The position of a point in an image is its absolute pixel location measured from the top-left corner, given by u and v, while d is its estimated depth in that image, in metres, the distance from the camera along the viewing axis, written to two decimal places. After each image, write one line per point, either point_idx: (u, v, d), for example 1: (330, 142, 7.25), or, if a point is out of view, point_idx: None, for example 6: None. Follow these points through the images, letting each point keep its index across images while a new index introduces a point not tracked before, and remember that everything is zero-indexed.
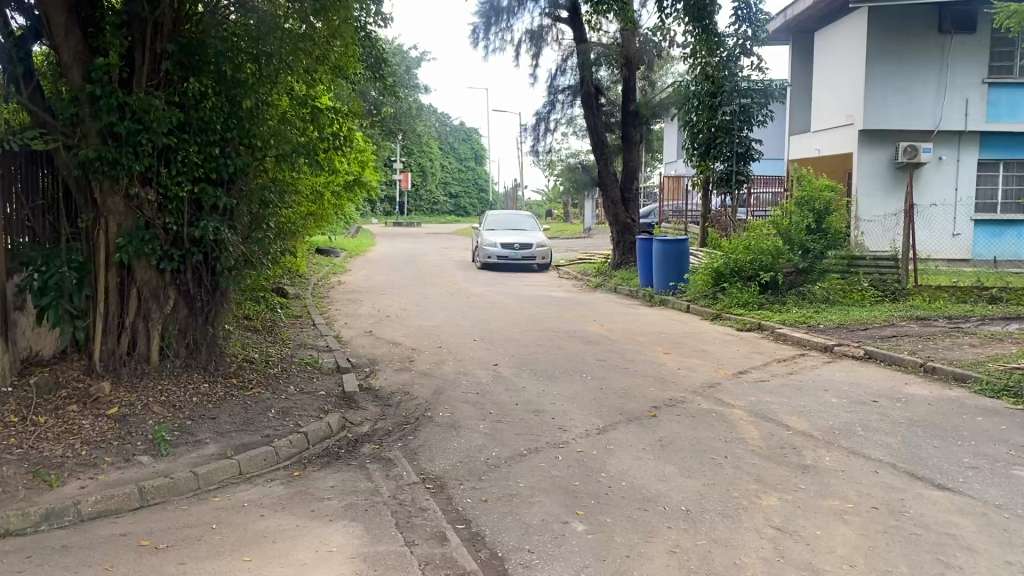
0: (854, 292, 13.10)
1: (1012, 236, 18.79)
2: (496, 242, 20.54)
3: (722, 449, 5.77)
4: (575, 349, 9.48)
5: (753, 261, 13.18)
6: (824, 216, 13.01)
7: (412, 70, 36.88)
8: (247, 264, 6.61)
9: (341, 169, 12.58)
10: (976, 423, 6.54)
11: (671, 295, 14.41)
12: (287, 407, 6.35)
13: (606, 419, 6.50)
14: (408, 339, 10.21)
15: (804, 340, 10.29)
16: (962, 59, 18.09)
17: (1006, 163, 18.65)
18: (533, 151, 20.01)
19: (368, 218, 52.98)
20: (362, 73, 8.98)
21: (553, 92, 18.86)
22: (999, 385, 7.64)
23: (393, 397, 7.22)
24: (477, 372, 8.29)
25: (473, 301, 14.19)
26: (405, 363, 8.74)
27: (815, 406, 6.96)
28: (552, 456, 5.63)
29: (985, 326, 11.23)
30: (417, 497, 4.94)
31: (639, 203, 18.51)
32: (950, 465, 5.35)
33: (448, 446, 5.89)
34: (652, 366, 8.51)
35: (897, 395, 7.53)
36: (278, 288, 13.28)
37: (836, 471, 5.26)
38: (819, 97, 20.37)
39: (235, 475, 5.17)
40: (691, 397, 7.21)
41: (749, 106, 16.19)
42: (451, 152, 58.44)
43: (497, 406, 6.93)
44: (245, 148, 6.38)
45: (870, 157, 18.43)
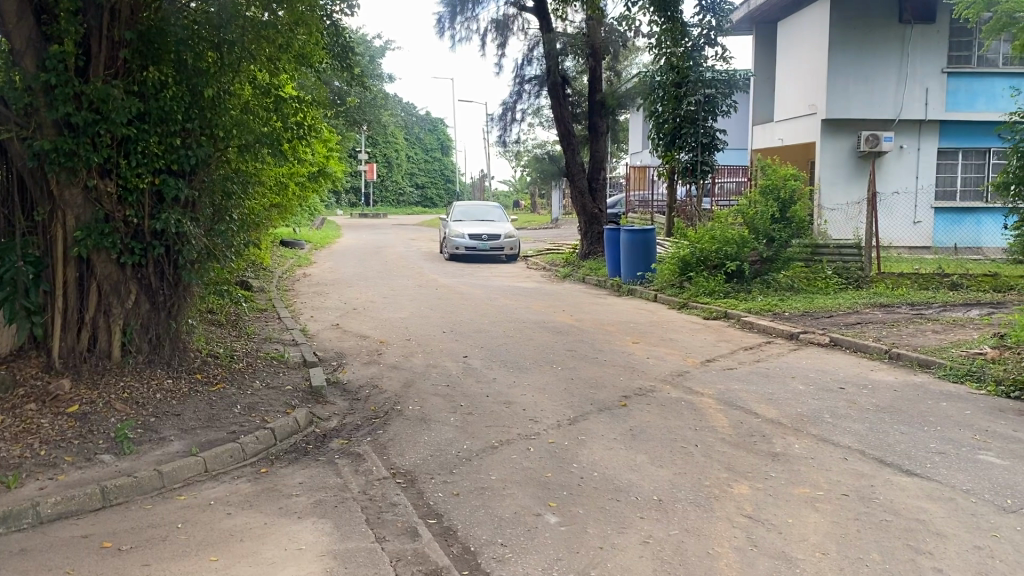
0: (818, 280, 13.18)
1: (971, 223, 19.09)
2: (464, 233, 20.42)
3: (692, 437, 5.77)
4: (544, 339, 9.46)
5: (718, 250, 13.22)
6: (789, 206, 13.19)
7: (376, 60, 36.58)
8: (210, 257, 6.50)
9: (305, 160, 12.41)
10: (942, 408, 6.63)
11: (639, 285, 14.42)
12: (253, 402, 6.25)
13: (577, 409, 6.48)
14: (376, 332, 10.12)
15: (770, 327, 10.37)
16: (923, 49, 18.30)
17: (965, 151, 18.92)
18: (500, 141, 19.91)
19: (333, 209, 52.54)
20: (327, 63, 8.81)
21: (519, 82, 18.78)
22: (963, 370, 7.76)
23: (362, 391, 7.14)
24: (446, 364, 8.23)
25: (441, 292, 14.11)
26: (373, 356, 8.65)
27: (784, 393, 7.00)
28: (523, 448, 5.59)
29: (947, 312, 11.41)
30: (387, 492, 4.88)
31: (606, 193, 18.47)
32: (918, 450, 5.41)
33: (418, 440, 5.83)
34: (622, 355, 8.51)
35: (863, 382, 7.61)
36: (242, 281, 13.08)
37: (806, 458, 5.29)
38: (782, 87, 20.53)
39: (201, 472, 5.07)
40: (661, 386, 7.23)
41: (713, 96, 16.31)
42: (416, 142, 58.15)
43: (467, 398, 6.88)
44: (207, 138, 6.24)
45: (832, 145, 18.63)
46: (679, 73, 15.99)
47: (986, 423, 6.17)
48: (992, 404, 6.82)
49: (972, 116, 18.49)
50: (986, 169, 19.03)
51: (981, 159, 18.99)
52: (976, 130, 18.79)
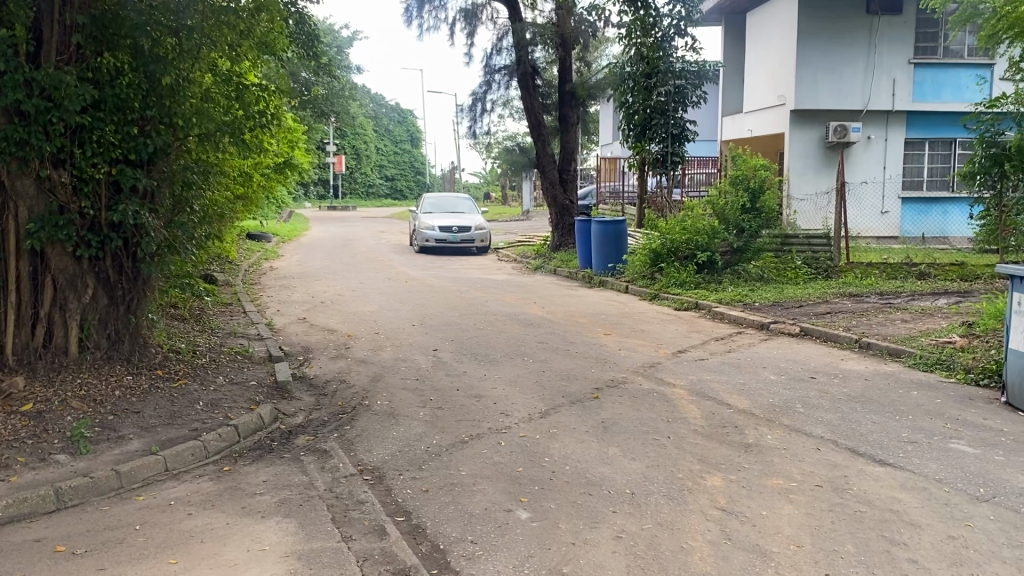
0: (788, 270, 13.21)
1: (937, 213, 19.31)
2: (434, 225, 20.27)
3: (664, 429, 5.71)
4: (515, 331, 9.36)
5: (689, 241, 13.20)
6: (758, 195, 13.18)
7: (344, 50, 36.24)
8: (170, 249, 6.33)
9: (270, 150, 12.19)
10: (912, 397, 6.63)
11: (610, 276, 14.38)
12: (216, 399, 6.09)
13: (548, 402, 6.40)
14: (344, 325, 9.96)
15: (741, 318, 10.37)
16: (890, 40, 18.42)
17: (931, 141, 19.11)
18: (470, 132, 19.75)
19: (301, 202, 52.09)
20: (292, 51, 8.61)
21: (489, 72, 18.64)
22: (932, 358, 7.78)
23: (329, 386, 7.01)
24: (415, 357, 8.10)
25: (411, 285, 13.98)
26: (341, 350, 8.51)
27: (755, 384, 6.96)
28: (494, 442, 5.49)
29: (915, 301, 11.47)
30: (354, 489, 4.76)
31: (577, 184, 18.40)
32: (890, 440, 5.38)
33: (386, 435, 5.71)
34: (594, 347, 8.44)
35: (834, 371, 7.60)
36: (207, 275, 12.85)
37: (778, 449, 5.24)
38: (751, 78, 20.58)
39: (161, 472, 4.92)
40: (632, 377, 7.16)
41: (683, 87, 16.35)
42: (386, 134, 57.81)
43: (436, 392, 6.77)
44: (165, 127, 6.06)
45: (801, 136, 18.72)
46: (650, 63, 16.35)
47: (956, 412, 6.17)
48: (963, 393, 6.83)
49: (938, 107, 18.66)
50: (951, 160, 19.25)
51: (946, 150, 19.19)
52: (942, 120, 18.98)
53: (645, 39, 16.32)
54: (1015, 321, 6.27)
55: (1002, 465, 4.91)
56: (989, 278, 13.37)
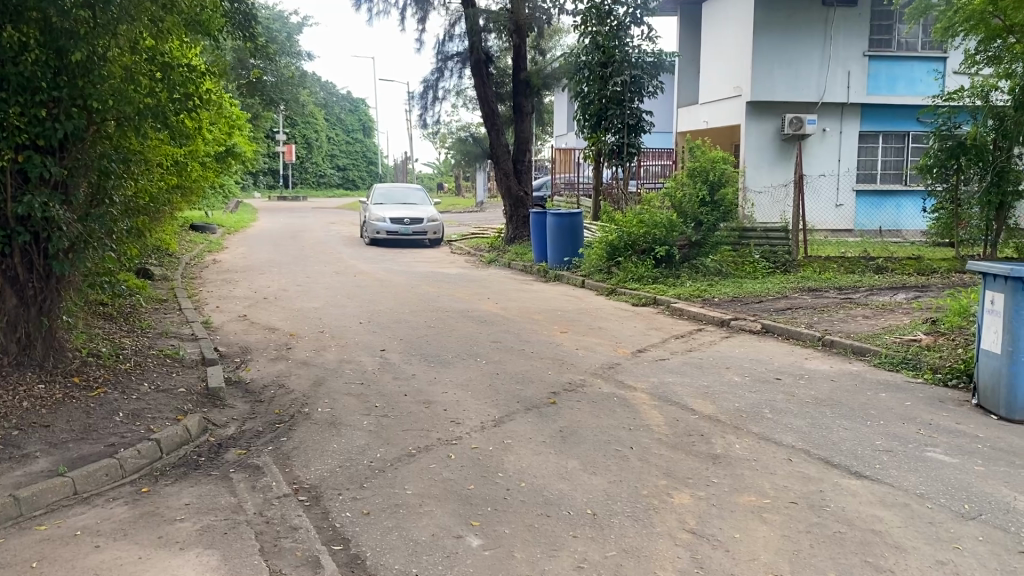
0: (746, 264, 12.99)
1: (891, 206, 19.35)
2: (385, 217, 19.68)
3: (626, 439, 5.33)
4: (467, 329, 8.93)
5: (646, 234, 12.86)
6: (717, 188, 12.91)
7: (292, 37, 35.29)
8: (87, 244, 5.78)
9: (206, 137, 11.54)
10: (882, 400, 6.35)
11: (566, 270, 14.01)
12: (139, 408, 5.56)
13: (502, 408, 5.98)
14: (287, 324, 9.43)
15: (699, 314, 10.06)
16: (845, 32, 18.30)
17: (885, 134, 19.11)
18: (421, 121, 19.21)
19: (250, 191, 50.88)
20: (228, 30, 8.04)
21: (442, 59, 18.10)
22: (898, 357, 7.55)
23: (266, 392, 6.53)
24: (361, 359, 7.63)
25: (360, 280, 13.45)
26: (281, 351, 8.01)
27: (720, 386, 6.62)
28: (443, 455, 5.06)
29: (874, 296, 11.30)
30: (287, 513, 4.29)
31: (532, 175, 18.00)
32: (865, 449, 5.07)
33: (325, 448, 5.25)
34: (550, 347, 8.04)
35: (799, 372, 7.30)
36: (142, 270, 12.19)
37: (748, 461, 4.90)
38: (707, 68, 20.37)
39: (68, 496, 4.40)
40: (591, 380, 6.78)
41: (639, 77, 16.04)
42: (337, 123, 56.81)
43: (382, 398, 6.32)
44: (79, 110, 5.54)
45: (757, 128, 18.56)
46: (605, 52, 16.00)
47: (928, 416, 5.90)
48: (932, 395, 6.57)
49: (892, 100, 18.61)
50: (904, 153, 19.29)
51: (899, 143, 19.24)
52: (896, 114, 18.96)
53: (600, 28, 15.92)
54: (988, 321, 6.03)
55: (983, 477, 4.61)
56: (946, 272, 13.30)
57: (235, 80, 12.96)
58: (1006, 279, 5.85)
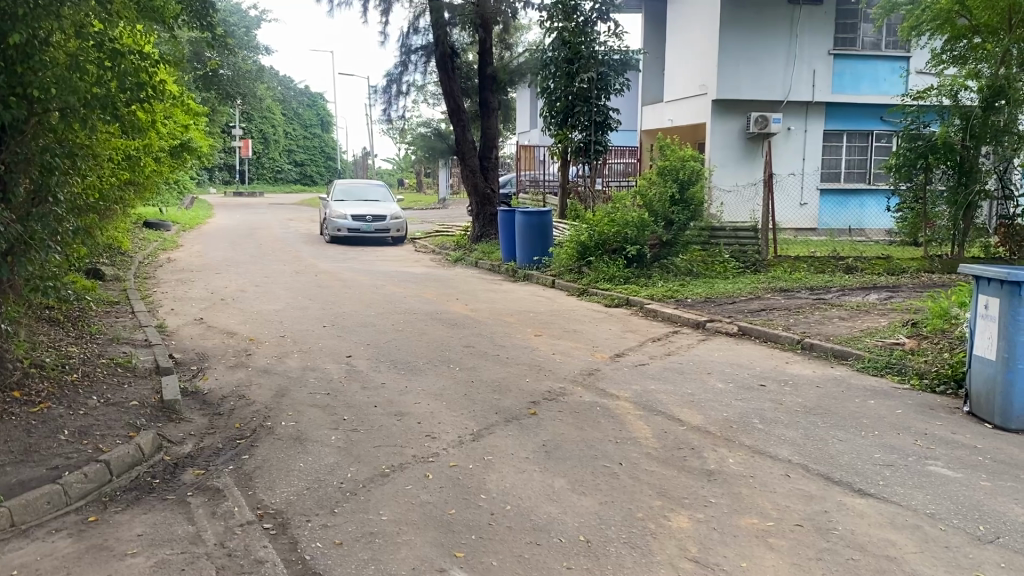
0: (716, 263, 12.81)
1: (855, 205, 19.36)
2: (346, 214, 19.19)
3: (614, 454, 5.01)
4: (437, 333, 8.56)
5: (618, 233, 12.59)
6: (687, 187, 12.53)
7: (251, 30, 34.33)
8: (28, 246, 5.33)
9: (159, 130, 10.99)
10: (873, 408, 6.13)
11: (536, 270, 13.71)
12: (86, 426, 5.11)
13: (479, 421, 5.64)
14: (246, 328, 8.97)
15: (674, 316, 9.81)
16: (810, 31, 18.25)
17: (849, 133, 19.09)
18: (384, 115, 18.73)
19: (205, 187, 49.76)
20: (184, 16, 7.57)
21: (405, 52, 17.64)
22: (882, 361, 7.35)
23: (225, 405, 6.12)
24: (327, 366, 7.24)
25: (321, 279, 12.98)
26: (241, 358, 7.59)
27: (705, 393, 6.34)
28: (419, 475, 4.70)
29: (847, 297, 11.16)
30: (251, 544, 3.91)
31: (498, 173, 17.67)
32: (865, 464, 4.83)
33: (290, 468, 4.88)
34: (524, 352, 7.71)
35: (782, 377, 7.06)
36: (91, 270, 11.59)
37: (744, 477, 4.62)
38: (672, 66, 20.20)
39: (5, 528, 3.97)
40: (571, 388, 6.46)
41: (607, 74, 15.81)
42: (294, 118, 55.89)
43: (351, 410, 5.94)
44: (17, 98, 5.10)
45: (722, 126, 18.42)
46: (571, 48, 15.71)
47: (922, 426, 5.69)
48: (922, 401, 6.38)
49: (857, 99, 18.61)
50: (868, 152, 19.29)
51: (864, 142, 19.24)
52: (860, 113, 18.97)
53: (566, 23, 15.64)
54: (981, 326, 5.84)
55: (992, 494, 4.40)
56: (915, 272, 13.28)
57: (189, 71, 12.41)
58: (1002, 283, 5.64)
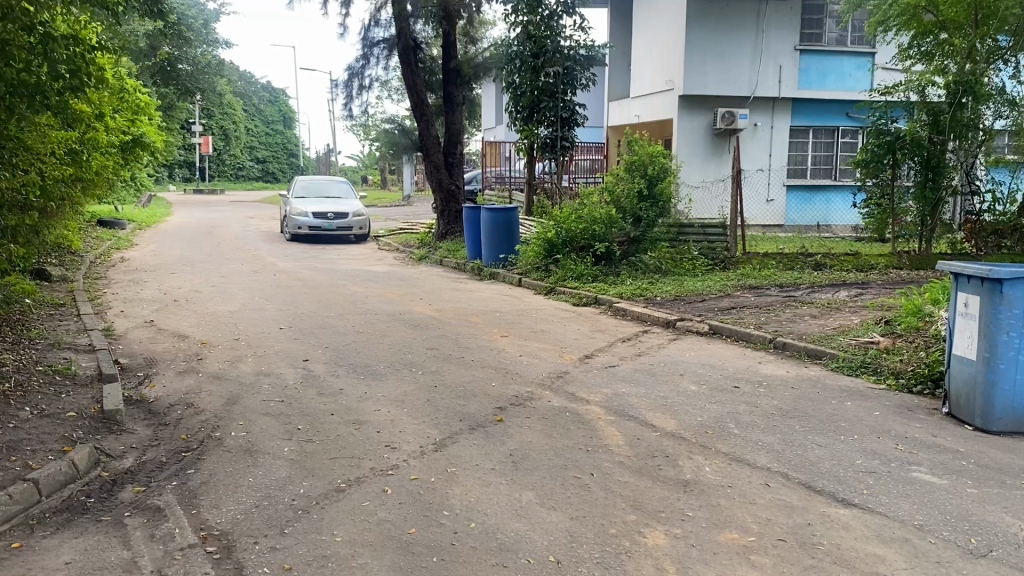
0: (684, 261, 12.61)
1: (821, 202, 19.33)
2: (307, 212, 18.74)
3: (584, 463, 4.74)
4: (399, 335, 8.24)
5: (586, 231, 12.35)
6: (656, 182, 12.31)
7: (211, 24, 33.53)
8: None
9: (105, 124, 10.56)
10: (851, 410, 5.93)
11: (502, 268, 13.41)
12: (16, 441, 4.73)
13: (442, 429, 5.34)
14: (199, 331, 8.58)
15: (644, 314, 9.56)
16: (776, 27, 18.16)
17: (815, 129, 19.04)
18: (346, 110, 18.33)
19: (164, 184, 48.78)
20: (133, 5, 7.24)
21: (367, 45, 17.26)
22: (857, 360, 7.18)
23: (172, 415, 5.76)
24: (282, 372, 6.89)
25: (280, 279, 12.59)
26: (191, 364, 7.21)
27: (678, 396, 6.10)
28: (377, 490, 4.40)
29: (816, 294, 11.01)
30: (192, 571, 3.57)
31: (463, 169, 17.35)
32: (847, 471, 4.61)
33: (239, 484, 4.54)
34: (490, 354, 7.43)
35: (756, 378, 6.84)
36: (37, 272, 11.10)
37: (722, 488, 4.38)
38: (638, 61, 20.03)
39: None
40: (539, 392, 6.19)
41: (572, 69, 15.58)
42: (256, 114, 54.98)
43: (306, 420, 5.61)
44: None
45: (689, 122, 18.27)
46: (536, 43, 15.45)
47: (902, 429, 5.50)
48: (899, 402, 6.20)
49: (824, 95, 18.55)
50: (833, 148, 19.27)
51: (829, 138, 19.20)
52: (827, 108, 18.89)
53: (532, 17, 15.36)
54: (961, 325, 5.67)
55: (980, 502, 4.19)
56: (883, 269, 13.25)
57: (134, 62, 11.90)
58: (983, 280, 5.48)
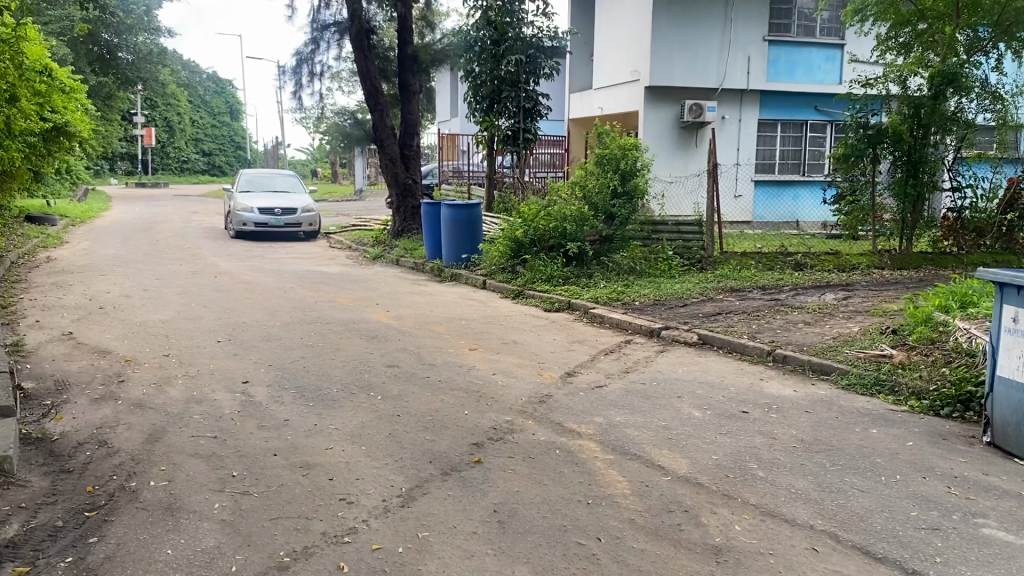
0: (659, 261, 11.82)
1: (789, 197, 18.77)
2: (253, 207, 17.54)
3: (588, 522, 3.86)
4: (354, 349, 7.27)
5: (555, 229, 11.45)
6: (629, 177, 11.54)
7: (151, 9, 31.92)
8: None
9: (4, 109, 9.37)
10: (882, 442, 5.14)
11: (464, 269, 12.49)
12: None
13: (409, 475, 4.43)
14: (123, 345, 7.52)
15: (624, 322, 8.73)
16: (744, 17, 17.47)
17: (784, 122, 18.43)
18: (296, 99, 17.20)
19: (105, 178, 46.82)
20: None
21: (317, 28, 16.15)
22: (870, 377, 6.44)
23: (79, 458, 4.75)
24: (218, 398, 5.90)
25: (221, 281, 11.51)
26: (111, 387, 6.19)
27: (681, 425, 5.26)
28: (331, 568, 3.47)
29: (802, 296, 10.30)
30: None
31: (420, 162, 16.36)
32: (905, 528, 3.81)
33: (153, 558, 3.58)
34: (459, 373, 6.51)
35: (763, 399, 6.04)
36: None
37: (762, 556, 3.54)
38: (601, 51, 19.21)
39: None
40: (520, 421, 5.30)
41: (536, 56, 14.63)
42: (201, 106, 53.24)
43: (245, 464, 4.65)
44: None
45: (655, 115, 17.50)
46: (497, 29, 14.49)
47: (947, 465, 4.72)
48: (929, 430, 5.44)
49: (792, 87, 17.97)
50: (802, 143, 18.69)
51: (797, 132, 18.62)
52: (795, 102, 18.32)
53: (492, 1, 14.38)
54: (1007, 344, 4.91)
55: None
56: (865, 268, 12.71)
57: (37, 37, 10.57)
58: None
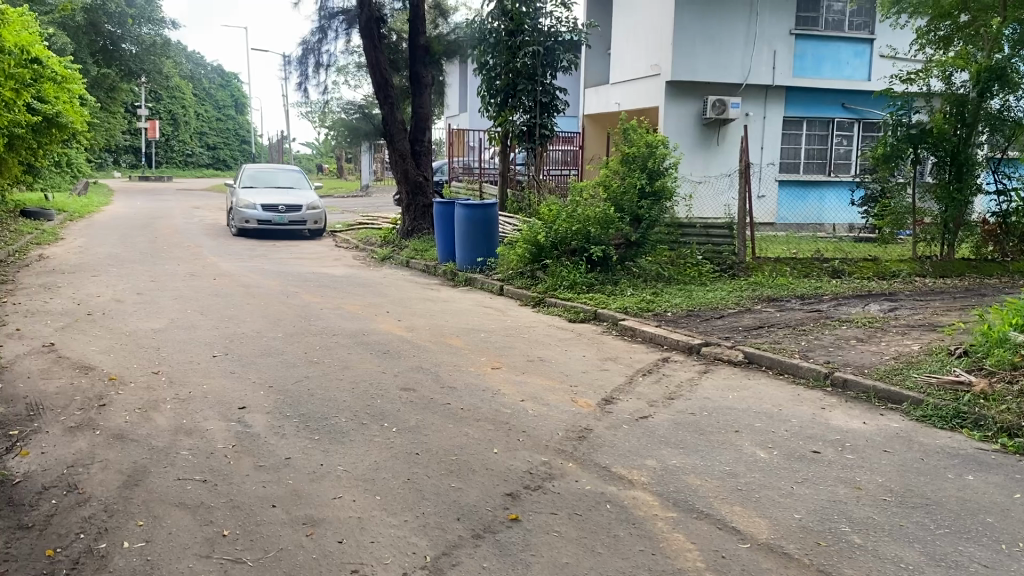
0: (687, 267, 11.07)
1: (814, 198, 17.99)
2: (256, 204, 16.82)
3: None
4: (364, 368, 6.52)
5: (578, 232, 10.68)
6: (656, 176, 10.77)
7: None
8: None
9: None
10: (985, 493, 4.39)
11: (479, 273, 11.75)
12: None
13: (434, 538, 3.68)
14: (108, 360, 6.78)
15: (659, 336, 7.96)
16: (772, 8, 16.65)
17: (810, 120, 17.63)
18: (302, 91, 16.43)
19: (108, 170, 46.10)
20: None
21: (324, 17, 15.39)
22: (950, 409, 5.67)
23: (42, 509, 4.00)
24: (211, 428, 5.15)
25: (220, 284, 10.78)
26: (90, 413, 5.45)
27: (749, 470, 4.50)
28: None
29: (846, 307, 9.53)
30: None
31: (431, 158, 15.57)
32: None
33: None
34: (484, 399, 5.76)
35: (833, 435, 5.28)
36: None
37: None
38: (619, 44, 18.40)
39: None
40: (560, 464, 4.56)
41: (553, 49, 13.85)
42: (205, 99, 52.52)
43: (238, 519, 3.90)
44: None
45: (676, 111, 16.72)
46: (513, 20, 13.65)
47: None
48: None
49: (819, 83, 17.18)
50: (828, 142, 17.90)
51: (824, 130, 17.82)
52: (822, 98, 17.52)
53: None
54: None
55: None
56: (906, 276, 12.00)
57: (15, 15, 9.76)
58: None
